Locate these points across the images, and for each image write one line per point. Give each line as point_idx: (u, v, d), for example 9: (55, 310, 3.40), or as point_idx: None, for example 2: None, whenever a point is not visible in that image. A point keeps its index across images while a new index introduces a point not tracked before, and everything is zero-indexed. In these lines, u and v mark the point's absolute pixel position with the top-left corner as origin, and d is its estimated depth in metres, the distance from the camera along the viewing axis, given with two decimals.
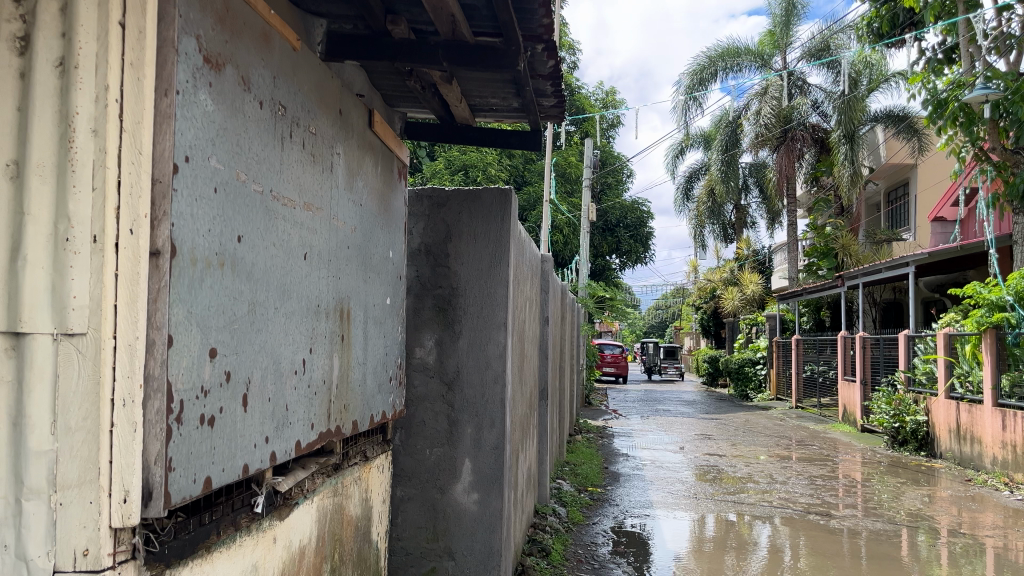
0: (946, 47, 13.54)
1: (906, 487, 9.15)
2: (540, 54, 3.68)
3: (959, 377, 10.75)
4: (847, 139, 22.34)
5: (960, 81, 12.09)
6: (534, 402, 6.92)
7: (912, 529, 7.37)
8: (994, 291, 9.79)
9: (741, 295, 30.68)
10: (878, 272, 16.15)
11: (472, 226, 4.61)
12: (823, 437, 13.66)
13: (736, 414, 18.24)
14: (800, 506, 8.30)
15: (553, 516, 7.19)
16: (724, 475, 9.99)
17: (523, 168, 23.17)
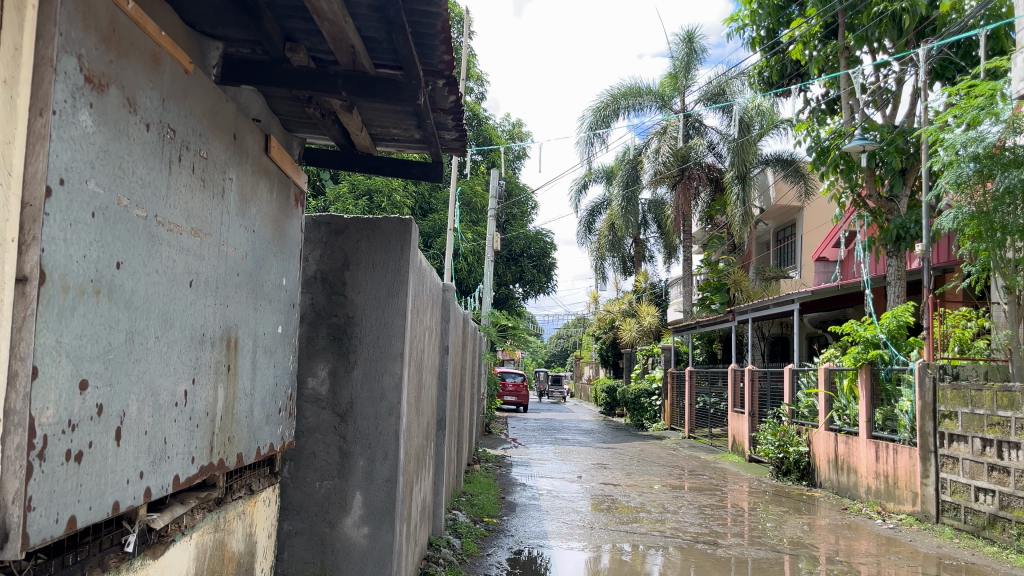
0: (829, 98, 14.40)
1: (789, 516, 9.54)
2: (441, 89, 3.72)
3: (838, 410, 11.30)
4: (739, 180, 23.41)
5: (841, 131, 12.91)
6: (430, 433, 6.85)
7: (793, 556, 7.67)
8: (869, 329, 10.54)
9: (638, 327, 31.38)
10: (765, 308, 16.87)
11: (370, 254, 4.57)
12: (712, 467, 14.08)
13: (632, 443, 18.60)
14: (689, 535, 8.52)
15: (448, 548, 7.11)
16: (619, 504, 10.13)
17: (428, 195, 23.18)
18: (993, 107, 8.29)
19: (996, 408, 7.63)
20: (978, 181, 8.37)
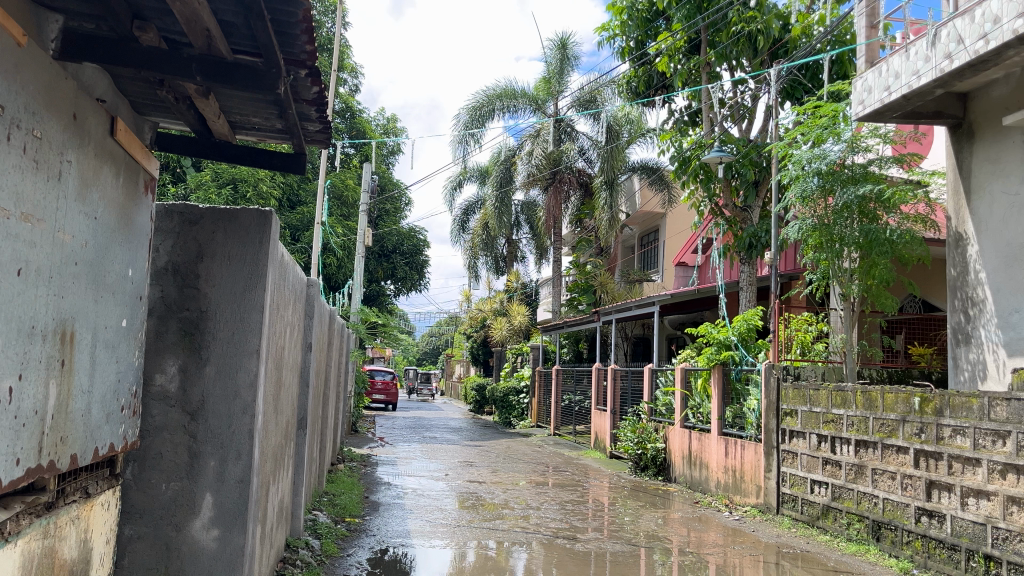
0: (691, 111, 15.03)
1: (645, 510, 9.93)
2: (304, 79, 3.63)
3: (692, 408, 11.86)
4: (608, 186, 24.15)
5: (701, 142, 13.58)
6: (291, 432, 6.68)
7: (648, 549, 7.99)
8: (722, 332, 11.17)
9: (508, 326, 31.75)
10: (628, 310, 17.49)
11: (227, 246, 4.40)
12: (576, 464, 14.44)
13: (499, 441, 18.81)
14: (549, 530, 8.70)
15: (306, 550, 6.96)
16: (484, 502, 10.22)
17: (297, 187, 22.56)
18: (835, 128, 9.03)
19: (830, 406, 8.23)
20: (820, 195, 9.02)
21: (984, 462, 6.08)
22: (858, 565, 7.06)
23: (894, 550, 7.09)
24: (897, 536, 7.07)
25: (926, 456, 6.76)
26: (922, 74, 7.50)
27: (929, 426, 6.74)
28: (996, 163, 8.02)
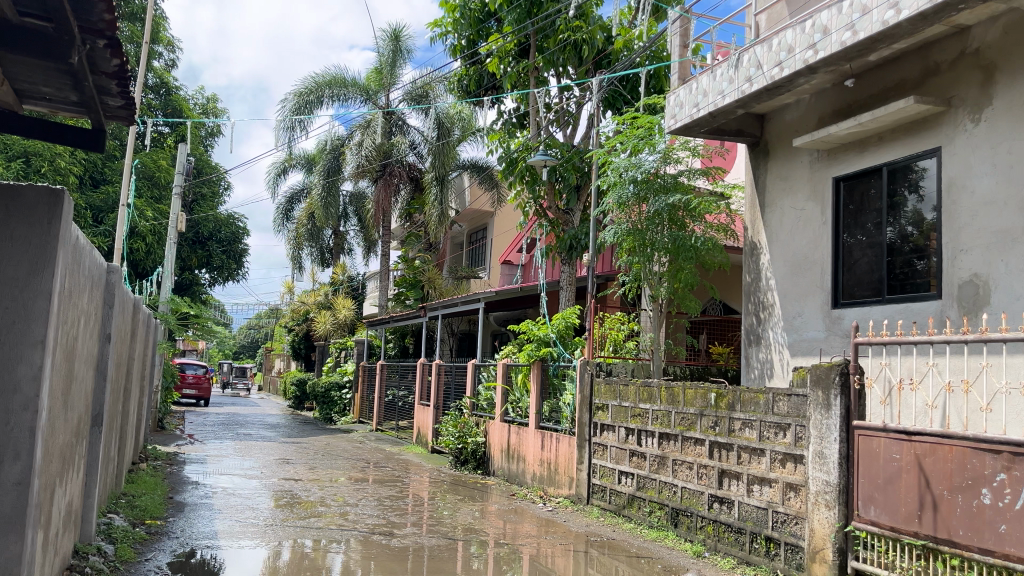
0: (519, 113, 15.39)
1: (463, 504, 10.06)
2: (101, 49, 3.33)
3: (512, 403, 12.15)
4: (438, 182, 24.28)
5: (528, 145, 13.98)
6: (83, 430, 6.15)
7: (464, 542, 8.10)
8: (542, 327, 11.32)
9: (333, 319, 31.07)
10: (454, 306, 17.66)
11: (9, 226, 3.98)
12: (396, 459, 14.38)
13: (318, 437, 18.37)
14: (365, 527, 8.61)
15: (97, 556, 6.43)
16: (299, 499, 9.94)
17: (101, 165, 20.88)
18: (651, 139, 9.64)
19: (638, 401, 8.73)
20: (636, 202, 9.56)
21: (767, 452, 6.67)
22: (657, 550, 7.55)
23: (689, 535, 7.64)
24: (692, 522, 7.62)
25: (719, 447, 7.32)
26: (726, 95, 8.10)
27: (722, 419, 7.30)
28: (786, 181, 8.84)
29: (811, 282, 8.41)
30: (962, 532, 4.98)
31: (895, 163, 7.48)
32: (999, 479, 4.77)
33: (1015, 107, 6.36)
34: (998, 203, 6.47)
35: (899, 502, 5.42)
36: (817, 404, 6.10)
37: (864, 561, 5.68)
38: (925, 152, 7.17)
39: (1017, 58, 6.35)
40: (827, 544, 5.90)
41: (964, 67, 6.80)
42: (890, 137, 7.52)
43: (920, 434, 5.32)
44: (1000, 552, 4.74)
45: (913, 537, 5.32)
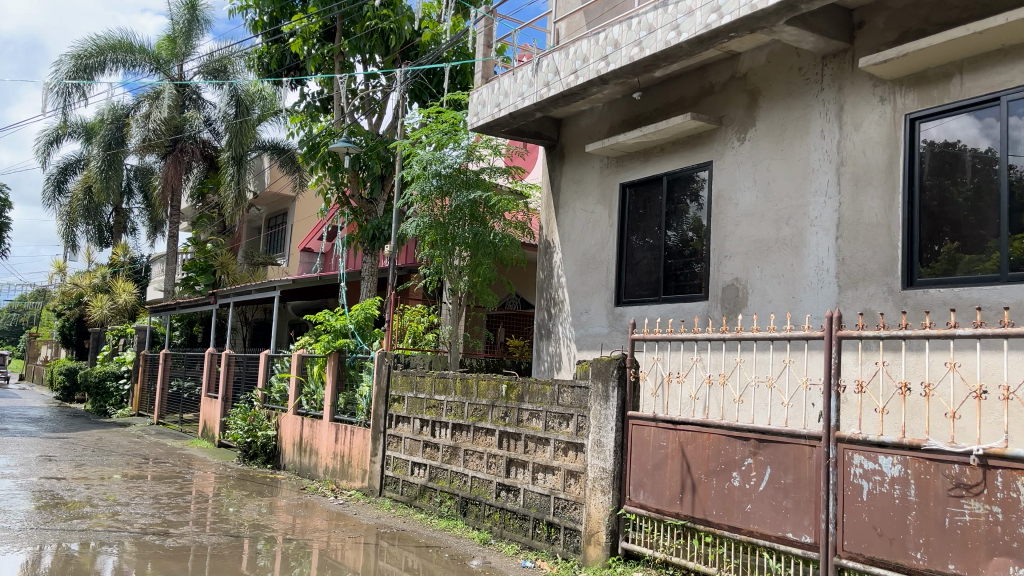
0: (322, 97, 15.02)
1: (249, 499, 9.67)
2: None
3: (306, 395, 11.83)
4: (235, 162, 22.94)
5: (331, 130, 13.72)
6: None
7: (249, 539, 7.79)
8: (339, 320, 11.39)
9: (111, 303, 28.67)
10: (248, 293, 16.92)
11: None
12: (179, 454, 13.54)
13: (88, 432, 16.88)
14: (137, 527, 8.03)
15: None
16: (63, 500, 9.08)
17: None
18: (455, 134, 9.79)
19: (433, 393, 8.81)
20: (437, 196, 9.68)
21: (552, 441, 6.97)
22: (445, 539, 7.68)
23: (477, 523, 7.84)
24: (480, 510, 7.82)
25: (507, 437, 7.56)
26: (525, 97, 8.38)
27: (512, 410, 7.55)
28: (579, 183, 9.29)
29: (598, 281, 8.90)
30: (715, 511, 5.50)
31: (674, 173, 8.10)
32: (747, 463, 5.32)
33: (773, 130, 7.10)
34: (756, 215, 7.19)
35: (665, 486, 5.88)
36: (597, 395, 6.48)
37: (633, 541, 6.11)
38: (699, 164, 7.82)
39: (776, 86, 7.10)
40: (601, 527, 6.28)
41: (734, 90, 7.49)
42: (670, 149, 8.13)
43: (683, 423, 5.80)
44: (746, 529, 5.27)
45: (675, 517, 5.79)
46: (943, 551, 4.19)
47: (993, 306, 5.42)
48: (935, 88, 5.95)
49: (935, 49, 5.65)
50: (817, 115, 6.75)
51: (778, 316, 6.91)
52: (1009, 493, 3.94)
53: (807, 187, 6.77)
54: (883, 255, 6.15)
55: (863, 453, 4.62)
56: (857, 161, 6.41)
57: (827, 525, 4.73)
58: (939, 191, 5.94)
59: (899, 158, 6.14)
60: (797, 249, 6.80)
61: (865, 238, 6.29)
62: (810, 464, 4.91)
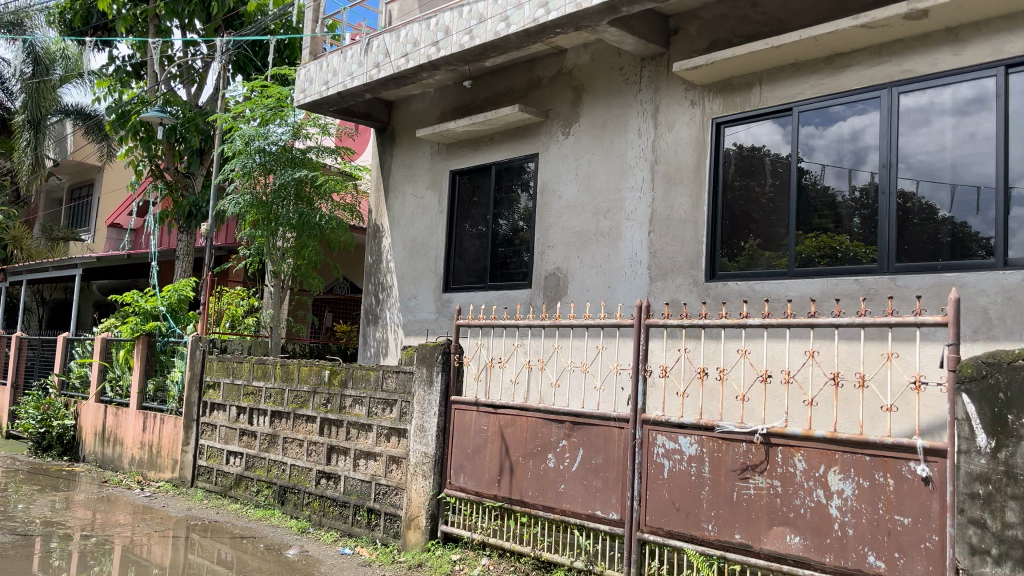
0: (135, 61, 13.98)
1: (42, 494, 8.88)
2: None
3: (111, 381, 11.02)
4: (31, 126, 20.64)
5: (143, 98, 12.82)
6: None
7: (40, 537, 7.15)
8: (150, 302, 10.66)
9: None
10: (44, 271, 15.46)
11: None
12: None
13: None
14: None
15: None
16: None
17: None
18: (280, 110, 9.45)
19: (251, 379, 8.47)
20: (260, 173, 9.31)
21: (374, 427, 6.89)
22: (261, 530, 7.44)
23: (296, 512, 7.65)
24: (299, 499, 7.63)
25: (329, 424, 7.40)
26: (355, 77, 8.21)
27: (334, 396, 7.40)
28: (408, 168, 9.26)
29: (425, 267, 8.91)
30: (531, 492, 5.68)
31: (501, 163, 8.26)
32: (561, 445, 5.52)
33: (595, 126, 7.40)
34: (578, 207, 7.47)
35: (484, 470, 6.00)
36: (420, 381, 6.46)
37: (452, 524, 6.19)
38: (526, 156, 8.02)
39: (599, 84, 7.40)
40: (421, 511, 6.31)
41: (560, 85, 7.74)
42: (498, 139, 8.28)
43: (503, 407, 5.94)
44: (558, 508, 5.49)
45: (493, 499, 5.92)
46: (731, 523, 4.56)
47: (781, 299, 5.97)
48: (738, 96, 6.42)
49: (737, 60, 6.09)
50: (635, 115, 7.10)
51: (594, 305, 7.24)
52: (787, 467, 4.36)
53: (624, 183, 7.12)
54: (689, 249, 6.59)
55: (665, 434, 4.93)
56: (669, 160, 6.81)
57: (632, 502, 5.03)
58: (743, 191, 6.38)
59: (705, 159, 6.59)
60: (614, 241, 7.14)
61: (674, 233, 6.71)
62: (618, 445, 5.18)
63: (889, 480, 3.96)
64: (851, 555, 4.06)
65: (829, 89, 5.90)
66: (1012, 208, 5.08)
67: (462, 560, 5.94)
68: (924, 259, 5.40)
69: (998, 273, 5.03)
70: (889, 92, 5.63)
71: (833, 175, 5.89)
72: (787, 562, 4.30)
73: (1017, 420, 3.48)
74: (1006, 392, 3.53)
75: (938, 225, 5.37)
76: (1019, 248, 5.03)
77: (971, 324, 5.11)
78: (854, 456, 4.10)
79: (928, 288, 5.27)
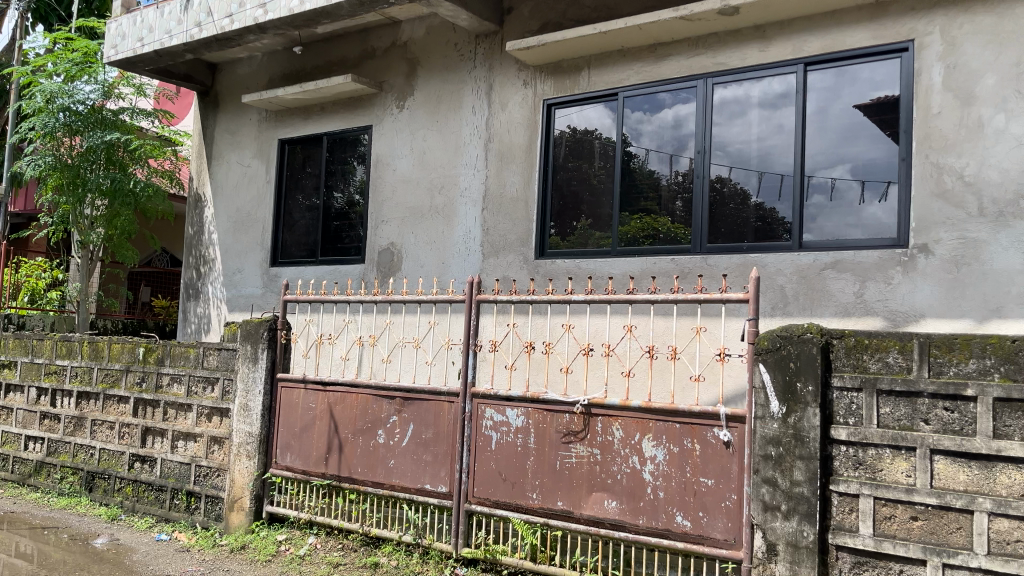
0: None
1: None
2: None
3: None
4: None
5: None
6: None
7: None
8: None
9: None
10: None
11: None
12: None
13: None
14: None
15: None
16: None
17: None
18: (87, 66, 8.68)
19: (54, 357, 7.80)
20: (65, 134, 8.52)
21: (194, 407, 6.54)
22: (66, 519, 6.90)
23: (106, 499, 7.16)
24: (109, 485, 7.15)
25: (143, 405, 6.96)
26: (173, 36, 7.68)
27: (149, 375, 6.96)
28: (234, 135, 8.82)
29: (252, 239, 8.55)
30: (360, 469, 5.62)
31: (333, 134, 8.05)
32: (391, 421, 5.50)
33: (429, 101, 7.36)
34: (412, 182, 7.42)
35: (311, 448, 5.87)
36: (244, 358, 6.19)
37: (278, 505, 6.05)
38: (359, 128, 7.86)
39: (434, 58, 7.36)
40: (245, 493, 6.09)
41: (394, 57, 7.63)
42: (330, 109, 8.05)
43: (332, 384, 5.83)
44: (388, 484, 5.47)
45: (321, 478, 5.82)
46: (554, 491, 4.75)
47: (604, 276, 6.26)
48: (568, 78, 6.60)
49: (568, 43, 6.23)
50: (469, 91, 7.13)
51: (427, 281, 7.26)
52: (606, 436, 4.58)
53: (458, 159, 7.14)
54: (520, 227, 6.75)
55: (493, 407, 5.03)
56: (502, 138, 6.91)
57: (461, 475, 5.11)
58: (575, 172, 6.57)
59: (537, 139, 6.74)
60: (447, 217, 7.17)
61: (506, 210, 6.83)
62: (448, 419, 5.24)
63: (696, 445, 4.27)
64: (662, 516, 4.34)
65: (653, 76, 6.19)
66: (809, 195, 5.57)
67: (289, 540, 5.83)
68: (732, 241, 5.83)
69: (793, 255, 5.53)
70: (705, 82, 5.98)
71: (657, 160, 6.19)
72: (605, 525, 4.53)
73: (805, 387, 3.84)
74: (797, 361, 3.88)
75: (744, 209, 5.80)
76: (812, 232, 5.54)
77: (770, 301, 5.59)
78: (665, 424, 4.38)
79: (734, 267, 5.70)
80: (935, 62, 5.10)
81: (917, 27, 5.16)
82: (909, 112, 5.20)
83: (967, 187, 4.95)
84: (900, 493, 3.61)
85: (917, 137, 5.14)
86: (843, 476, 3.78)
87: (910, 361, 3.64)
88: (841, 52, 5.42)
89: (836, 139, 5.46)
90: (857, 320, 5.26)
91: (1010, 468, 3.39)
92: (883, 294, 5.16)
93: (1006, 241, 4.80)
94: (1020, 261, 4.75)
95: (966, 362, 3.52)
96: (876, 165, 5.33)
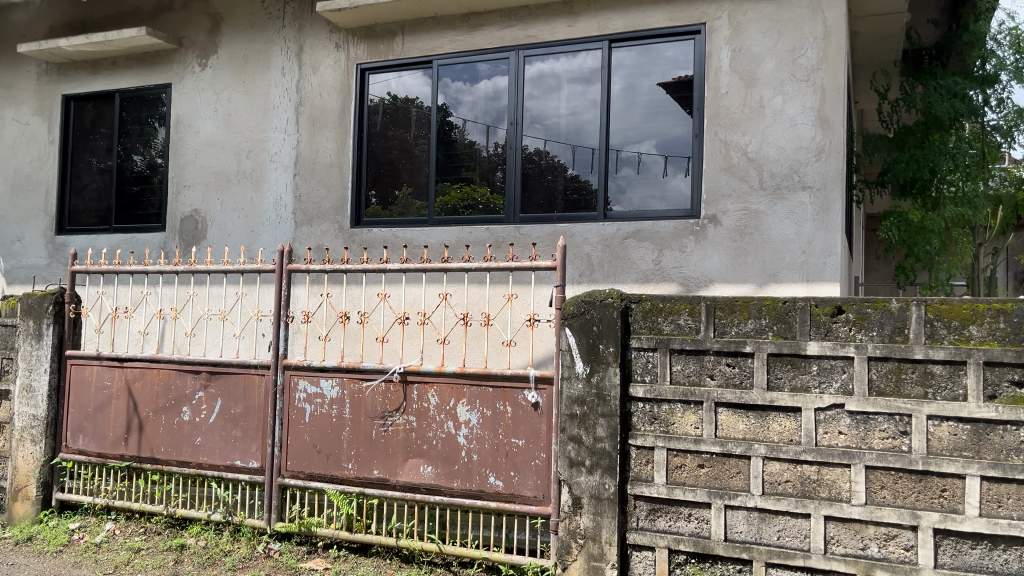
0: None
1: None
2: None
3: None
4: None
5: None
6: None
7: None
8: None
9: None
10: None
11: None
12: None
13: None
14: None
15: None
16: None
17: None
18: None
19: None
20: None
21: None
22: None
23: None
24: None
25: None
26: None
27: None
28: (8, 89, 7.93)
29: (33, 204, 7.76)
30: (162, 448, 5.31)
31: (127, 92, 7.45)
32: (197, 397, 5.24)
33: (235, 60, 6.99)
34: (217, 145, 7.03)
35: (107, 430, 5.48)
36: (26, 335, 5.65)
37: (69, 491, 5.64)
38: (157, 86, 7.32)
39: (239, 16, 7.00)
40: (30, 481, 5.59)
41: (195, 11, 7.19)
42: (122, 65, 7.45)
43: (130, 360, 5.45)
44: (194, 462, 5.21)
45: (118, 460, 5.46)
46: (369, 460, 4.73)
47: (420, 245, 6.27)
48: (382, 43, 6.49)
49: (380, 7, 6.11)
50: (278, 52, 6.83)
51: (235, 249, 6.94)
52: (421, 403, 4.63)
53: (267, 123, 6.84)
54: (335, 195, 6.59)
55: (306, 378, 4.92)
56: (314, 103, 6.69)
57: (273, 449, 4.96)
58: (392, 140, 6.51)
59: (350, 104, 6.59)
60: (257, 183, 6.86)
61: (320, 177, 6.65)
62: (258, 393, 5.06)
63: (508, 408, 4.41)
64: (476, 478, 4.46)
65: (466, 46, 6.22)
66: (618, 168, 5.83)
67: (82, 528, 5.44)
68: (544, 211, 6.02)
69: (599, 224, 5.80)
70: (517, 54, 6.10)
71: (476, 130, 6.25)
72: (420, 490, 4.59)
73: (606, 349, 4.07)
74: (599, 325, 4.09)
75: (557, 180, 5.99)
76: (618, 203, 5.83)
77: (577, 268, 5.84)
78: (479, 388, 4.48)
79: (544, 237, 5.92)
80: (724, 45, 5.50)
81: (708, 12, 5.55)
82: (701, 92, 5.59)
83: (750, 163, 5.40)
84: (689, 444, 3.91)
85: (708, 115, 5.53)
86: (639, 431, 4.04)
87: (698, 323, 3.95)
88: (643, 32, 5.72)
89: (638, 114, 5.77)
90: (654, 286, 5.63)
91: (781, 416, 3.78)
92: (678, 261, 5.56)
93: (783, 213, 5.31)
94: (793, 231, 5.28)
95: (744, 322, 3.87)
96: (675, 140, 5.69)
